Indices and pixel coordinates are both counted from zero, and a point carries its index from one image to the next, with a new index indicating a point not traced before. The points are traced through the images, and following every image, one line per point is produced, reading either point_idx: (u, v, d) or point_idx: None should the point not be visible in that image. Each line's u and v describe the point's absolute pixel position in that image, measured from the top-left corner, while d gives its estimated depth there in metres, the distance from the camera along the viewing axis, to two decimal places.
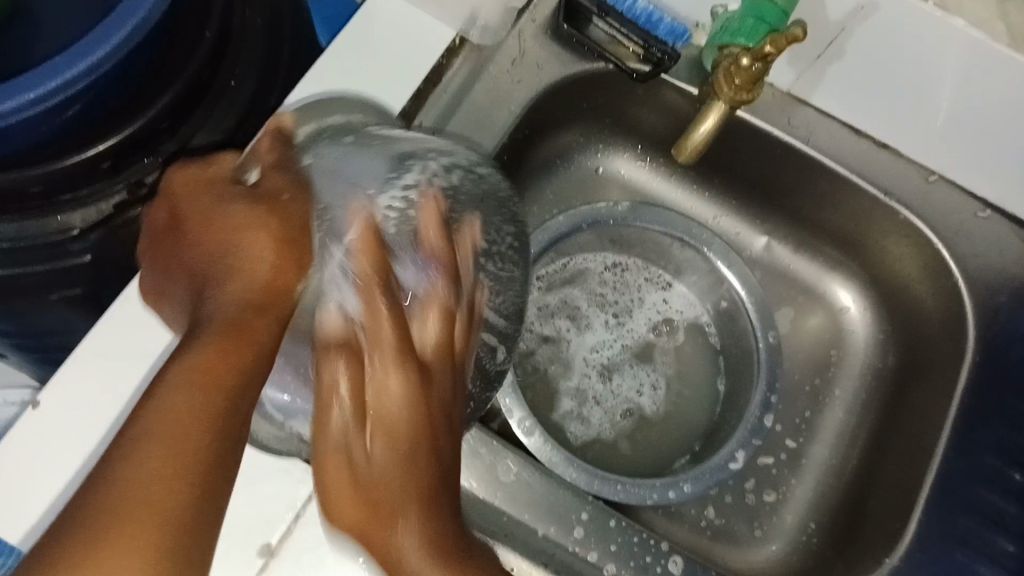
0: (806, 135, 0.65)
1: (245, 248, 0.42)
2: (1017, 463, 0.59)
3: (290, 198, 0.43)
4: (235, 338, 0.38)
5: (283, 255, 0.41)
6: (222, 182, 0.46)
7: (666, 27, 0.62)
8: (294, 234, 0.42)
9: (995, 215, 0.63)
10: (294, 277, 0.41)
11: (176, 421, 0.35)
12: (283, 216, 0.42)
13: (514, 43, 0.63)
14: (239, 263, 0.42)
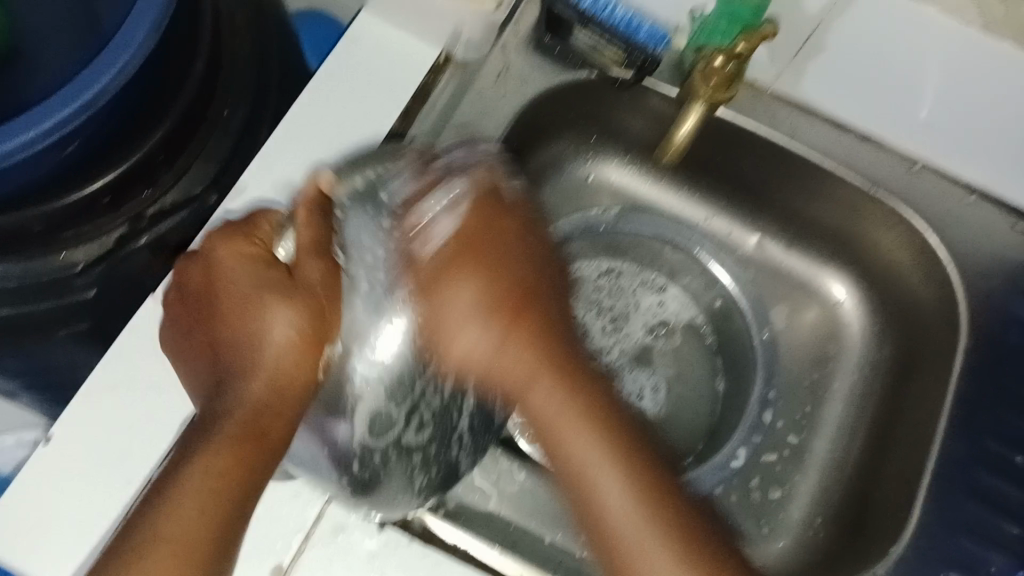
0: (791, 132, 0.66)
1: (272, 345, 0.43)
2: (1019, 446, 0.60)
3: (326, 299, 0.43)
4: (249, 442, 0.43)
5: (305, 359, 0.43)
6: (262, 257, 0.45)
7: (646, 33, 0.62)
8: (321, 334, 0.43)
9: (981, 200, 0.66)
10: (312, 373, 0.44)
11: (201, 508, 0.42)
12: (317, 315, 0.43)
13: (499, 56, 0.63)
14: (262, 362, 0.44)
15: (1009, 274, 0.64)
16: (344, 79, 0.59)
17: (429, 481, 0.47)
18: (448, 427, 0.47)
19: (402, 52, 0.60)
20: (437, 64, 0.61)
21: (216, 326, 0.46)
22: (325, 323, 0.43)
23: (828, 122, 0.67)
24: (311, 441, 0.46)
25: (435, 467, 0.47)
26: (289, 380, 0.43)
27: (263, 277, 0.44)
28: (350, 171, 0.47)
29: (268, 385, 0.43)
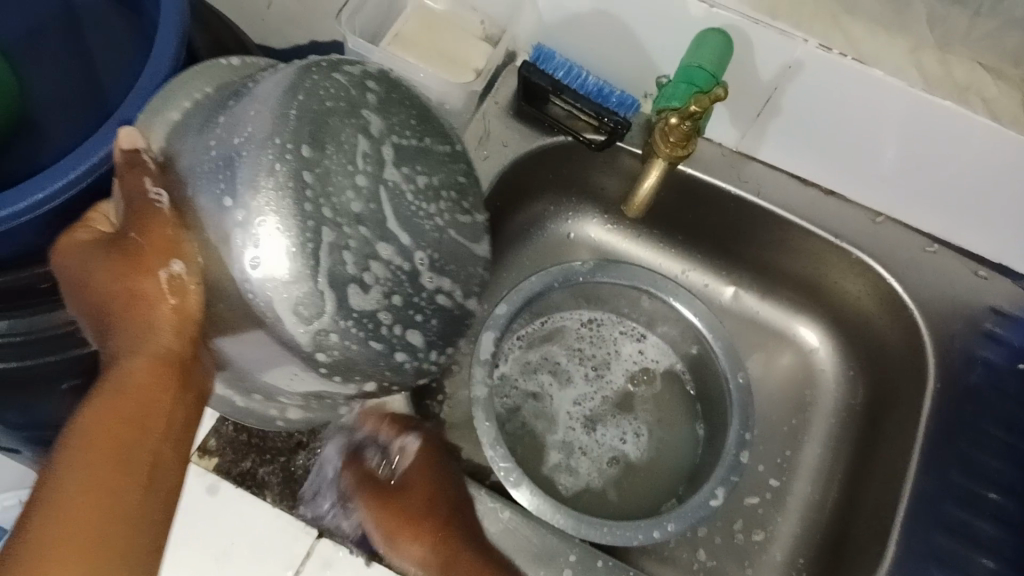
0: (756, 188, 0.70)
1: (141, 289, 0.46)
2: (990, 483, 0.63)
3: (164, 228, 0.44)
4: (153, 382, 0.46)
5: (174, 288, 0.45)
6: (96, 236, 0.48)
7: (616, 99, 0.68)
8: (178, 247, 0.45)
9: (942, 249, 0.70)
10: (190, 300, 0.46)
11: (92, 473, 0.43)
12: (159, 244, 0.44)
13: (479, 124, 0.69)
14: (140, 322, 0.46)
15: (969, 319, 0.68)
16: None
17: (427, 273, 0.48)
18: (397, 273, 0.47)
19: None
20: None
21: (101, 315, 0.48)
22: (163, 243, 0.44)
23: (790, 177, 0.71)
24: (268, 353, 0.47)
25: (415, 248, 0.48)
26: (172, 315, 0.46)
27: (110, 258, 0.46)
28: (160, 114, 0.48)
29: (163, 330, 0.46)
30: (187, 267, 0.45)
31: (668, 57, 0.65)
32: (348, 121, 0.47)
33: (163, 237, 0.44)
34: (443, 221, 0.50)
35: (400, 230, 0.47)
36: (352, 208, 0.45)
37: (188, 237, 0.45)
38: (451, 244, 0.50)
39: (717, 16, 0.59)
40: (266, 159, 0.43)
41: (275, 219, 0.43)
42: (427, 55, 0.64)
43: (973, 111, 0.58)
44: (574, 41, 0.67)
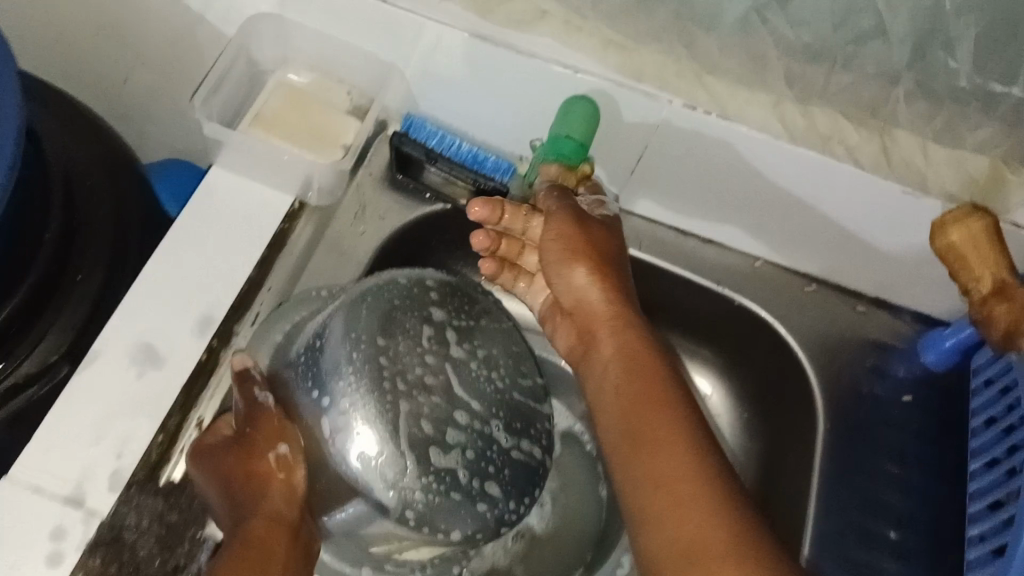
0: (636, 242, 0.71)
1: (261, 465, 0.49)
2: (890, 520, 0.63)
3: (280, 422, 0.51)
4: (268, 532, 0.47)
5: (280, 464, 0.50)
6: (203, 441, 0.53)
7: (491, 165, 0.67)
8: (279, 427, 0.51)
9: (821, 288, 0.71)
10: (294, 473, 0.50)
11: None
12: (281, 433, 0.51)
13: (353, 198, 0.66)
14: (261, 487, 0.49)
15: (852, 356, 0.69)
16: (195, 234, 0.60)
17: (501, 437, 0.53)
18: (488, 440, 0.53)
19: (256, 201, 0.62)
20: (292, 211, 0.63)
21: (231, 492, 0.49)
22: (276, 430, 0.51)
23: (670, 228, 0.71)
24: (366, 521, 0.51)
25: (488, 416, 0.53)
26: (281, 482, 0.49)
27: (231, 448, 0.50)
28: (259, 344, 0.58)
29: (274, 499, 0.48)
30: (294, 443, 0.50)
31: (539, 121, 0.65)
32: (409, 317, 0.54)
33: (270, 426, 0.51)
34: (511, 393, 0.55)
35: (467, 397, 0.53)
36: (422, 382, 0.52)
37: (292, 426, 0.51)
38: (514, 410, 0.54)
39: (583, 80, 0.59)
40: (345, 358, 0.52)
41: (365, 418, 0.50)
42: (292, 133, 0.61)
43: (836, 158, 0.59)
44: (440, 111, 0.67)
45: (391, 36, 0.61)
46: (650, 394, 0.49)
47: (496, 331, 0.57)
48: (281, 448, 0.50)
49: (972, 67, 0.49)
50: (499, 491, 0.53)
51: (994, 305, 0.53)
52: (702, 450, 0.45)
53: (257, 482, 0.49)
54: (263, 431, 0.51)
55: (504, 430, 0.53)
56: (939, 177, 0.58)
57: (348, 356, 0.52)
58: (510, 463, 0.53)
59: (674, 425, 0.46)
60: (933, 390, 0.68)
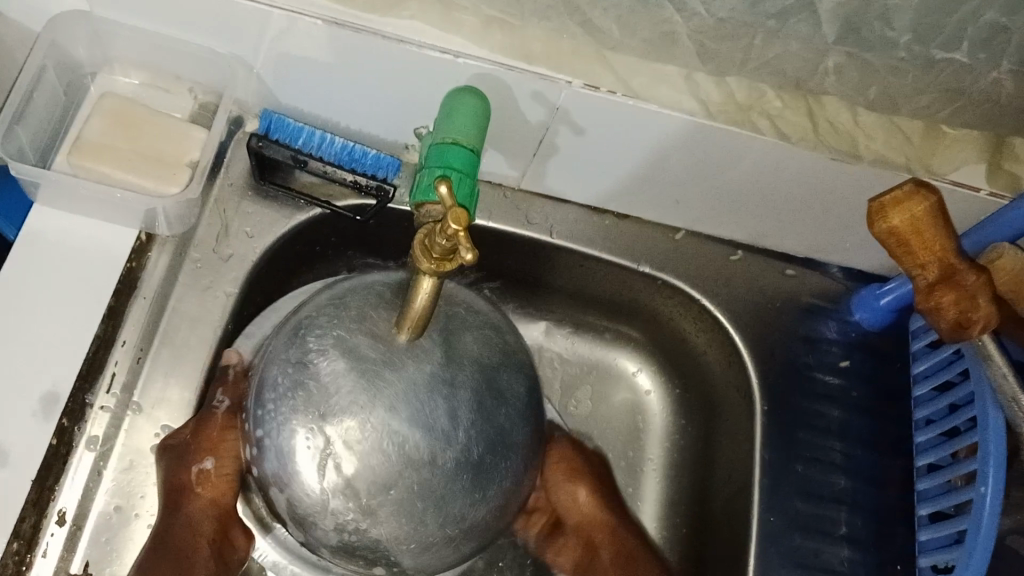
0: (547, 227, 0.63)
1: (198, 478, 0.50)
2: (830, 502, 0.60)
3: (230, 437, 0.50)
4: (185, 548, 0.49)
5: (219, 477, 0.51)
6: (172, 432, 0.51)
7: (371, 160, 0.58)
8: (223, 444, 0.50)
9: (747, 254, 0.66)
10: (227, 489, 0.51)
11: None
12: (224, 445, 0.50)
13: (213, 217, 0.57)
14: (195, 496, 0.50)
15: (784, 326, 0.65)
16: (21, 288, 0.50)
17: (458, 473, 0.46)
18: (440, 475, 0.45)
19: (94, 242, 0.53)
20: (140, 245, 0.54)
21: (171, 497, 0.50)
22: (211, 444, 0.50)
23: (581, 206, 0.64)
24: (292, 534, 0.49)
25: (441, 452, 0.45)
26: (204, 493, 0.51)
27: (180, 447, 0.50)
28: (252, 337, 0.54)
29: (202, 508, 0.50)
30: (218, 462, 0.51)
31: (419, 111, 0.56)
32: (355, 328, 0.46)
33: (220, 441, 0.50)
34: (479, 416, 0.46)
35: (420, 428, 0.45)
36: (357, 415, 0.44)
37: (233, 442, 0.51)
38: (479, 436, 0.46)
39: (465, 66, 0.50)
40: (299, 374, 0.46)
41: (307, 439, 0.45)
42: (124, 158, 0.51)
43: (756, 131, 0.53)
44: (304, 102, 0.56)
45: (233, 28, 0.50)
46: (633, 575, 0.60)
47: (469, 328, 0.48)
48: (213, 461, 0.50)
49: (911, 36, 0.43)
50: (462, 518, 0.47)
51: (941, 293, 0.48)
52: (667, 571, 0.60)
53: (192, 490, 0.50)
54: (199, 443, 0.50)
55: (463, 465, 0.46)
56: (872, 142, 0.53)
57: (304, 371, 0.46)
58: (469, 495, 0.47)
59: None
60: (867, 352, 0.65)
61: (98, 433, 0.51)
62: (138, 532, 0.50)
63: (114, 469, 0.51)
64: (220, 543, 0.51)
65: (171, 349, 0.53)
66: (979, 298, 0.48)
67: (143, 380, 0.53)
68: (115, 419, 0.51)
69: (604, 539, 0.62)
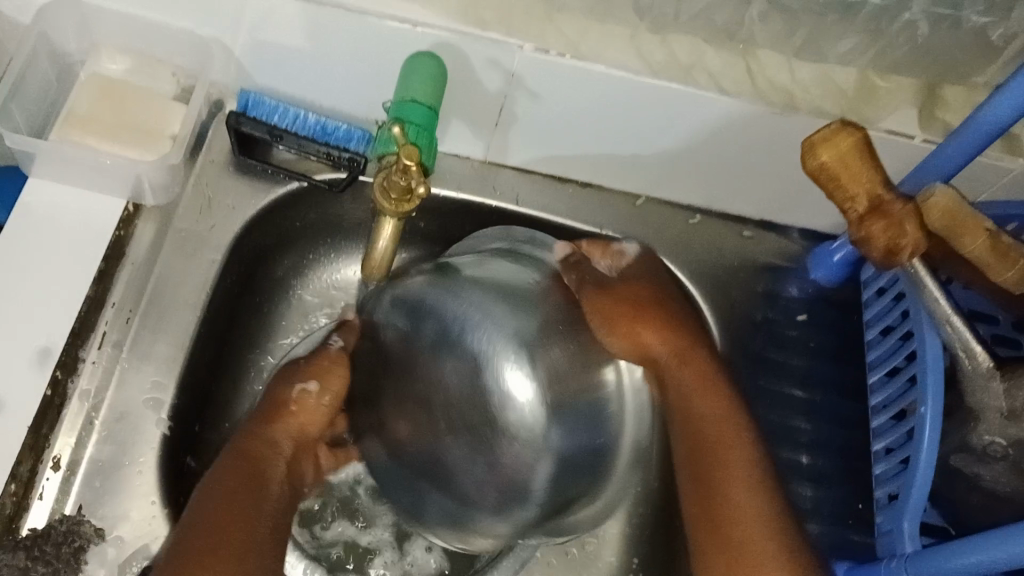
0: (513, 196, 0.67)
1: (322, 391, 0.56)
2: (793, 446, 0.63)
3: (333, 365, 0.57)
4: (251, 457, 0.51)
5: (324, 393, 0.56)
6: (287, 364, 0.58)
7: (342, 133, 0.61)
8: (330, 372, 0.56)
9: (706, 217, 0.69)
10: (320, 419, 0.56)
11: (223, 504, 0.48)
12: (332, 373, 0.56)
13: (196, 190, 0.61)
14: (287, 414, 0.54)
15: (744, 283, 0.68)
16: (17, 253, 0.54)
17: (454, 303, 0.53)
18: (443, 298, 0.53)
19: (84, 212, 0.57)
20: (128, 215, 0.58)
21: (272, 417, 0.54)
22: (321, 369, 0.56)
23: (544, 176, 0.68)
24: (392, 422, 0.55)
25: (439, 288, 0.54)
26: (297, 415, 0.55)
27: (296, 367, 0.57)
28: None
29: (295, 424, 0.54)
30: (322, 386, 0.56)
31: (383, 85, 0.59)
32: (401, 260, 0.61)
33: (324, 368, 0.56)
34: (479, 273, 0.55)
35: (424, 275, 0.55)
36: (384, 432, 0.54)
37: (337, 371, 0.56)
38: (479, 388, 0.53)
39: (423, 35, 0.54)
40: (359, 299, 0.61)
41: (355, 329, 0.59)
42: (110, 132, 0.55)
43: (698, 88, 0.56)
44: (280, 82, 0.60)
45: (207, 9, 0.54)
46: (730, 435, 0.52)
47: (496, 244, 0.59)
48: (312, 386, 0.55)
49: None
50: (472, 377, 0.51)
51: (871, 223, 0.51)
52: (759, 478, 0.51)
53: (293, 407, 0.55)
54: (308, 368, 0.56)
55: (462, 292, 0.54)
56: (807, 93, 0.56)
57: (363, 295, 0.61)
58: (593, 415, 0.53)
59: (754, 532, 0.49)
60: (826, 306, 0.68)
61: (90, 386, 0.54)
62: (130, 478, 0.52)
63: (104, 419, 0.54)
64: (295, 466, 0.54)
65: (157, 312, 0.57)
66: (906, 225, 0.51)
67: (132, 340, 0.56)
68: (106, 373, 0.55)
69: (649, 302, 0.56)
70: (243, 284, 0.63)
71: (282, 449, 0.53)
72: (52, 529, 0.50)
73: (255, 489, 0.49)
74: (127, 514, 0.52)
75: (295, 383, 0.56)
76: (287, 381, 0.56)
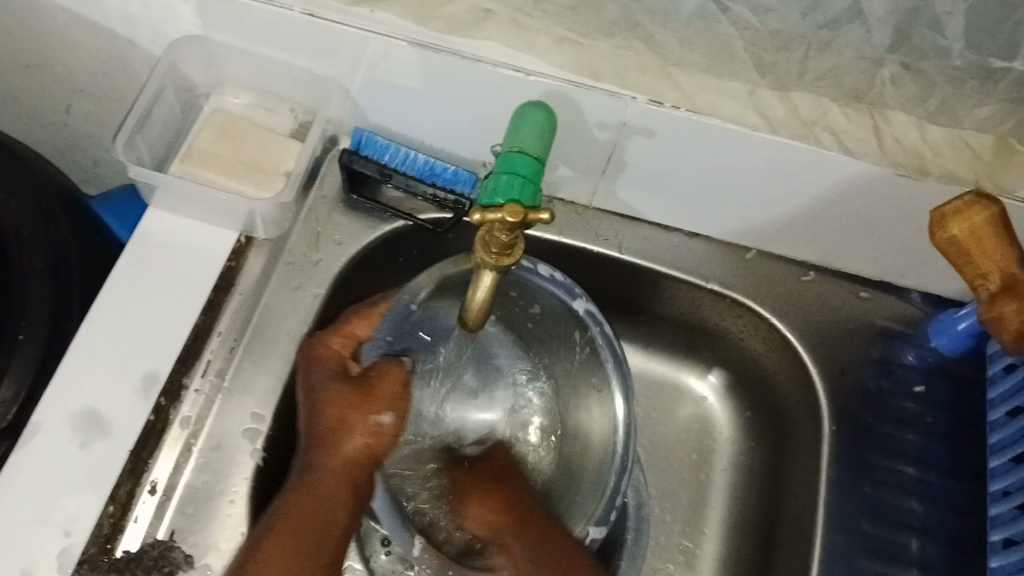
0: (617, 243, 0.66)
1: (369, 420, 0.50)
2: (902, 529, 0.59)
3: (394, 395, 0.50)
4: (317, 497, 0.50)
5: (390, 423, 0.51)
6: (343, 374, 0.52)
7: (450, 175, 0.61)
8: (392, 397, 0.50)
9: (818, 275, 0.66)
10: (389, 440, 0.51)
11: (285, 559, 0.48)
12: (382, 399, 0.50)
13: (305, 224, 0.62)
14: (335, 434, 0.51)
15: (859, 348, 0.64)
16: (134, 279, 0.57)
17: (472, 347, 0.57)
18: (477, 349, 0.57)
19: (199, 242, 0.59)
20: (240, 247, 0.60)
21: (329, 443, 0.51)
22: (390, 395, 0.50)
23: (651, 225, 0.66)
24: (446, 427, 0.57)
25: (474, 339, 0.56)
26: (365, 438, 0.50)
27: (346, 386, 0.51)
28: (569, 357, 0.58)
29: (344, 454, 0.50)
30: (393, 418, 0.50)
31: (490, 125, 0.59)
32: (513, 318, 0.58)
33: (388, 391, 0.50)
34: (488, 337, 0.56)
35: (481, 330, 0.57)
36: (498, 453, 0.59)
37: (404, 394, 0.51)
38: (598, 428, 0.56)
39: (536, 83, 0.53)
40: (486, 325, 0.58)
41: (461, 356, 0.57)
42: (226, 166, 0.57)
43: (820, 145, 0.53)
44: (392, 121, 0.61)
45: (330, 52, 0.55)
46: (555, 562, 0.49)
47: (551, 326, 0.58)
48: (382, 416, 0.50)
49: (964, 44, 0.44)
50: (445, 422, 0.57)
51: (1002, 304, 0.48)
52: None
53: (347, 427, 0.50)
54: (371, 394, 0.50)
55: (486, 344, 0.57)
56: (939, 159, 0.52)
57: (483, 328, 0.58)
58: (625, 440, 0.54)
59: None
60: (947, 378, 0.64)
61: (191, 414, 0.56)
62: (221, 507, 0.54)
63: (202, 445, 0.55)
64: (370, 487, 0.52)
65: (261, 342, 0.58)
66: None
67: (235, 368, 0.57)
68: (207, 401, 0.56)
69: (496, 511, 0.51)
70: None
71: (354, 466, 0.50)
72: (144, 555, 0.51)
73: (324, 532, 0.50)
74: (217, 543, 0.53)
75: (369, 413, 0.50)
76: (349, 408, 0.50)
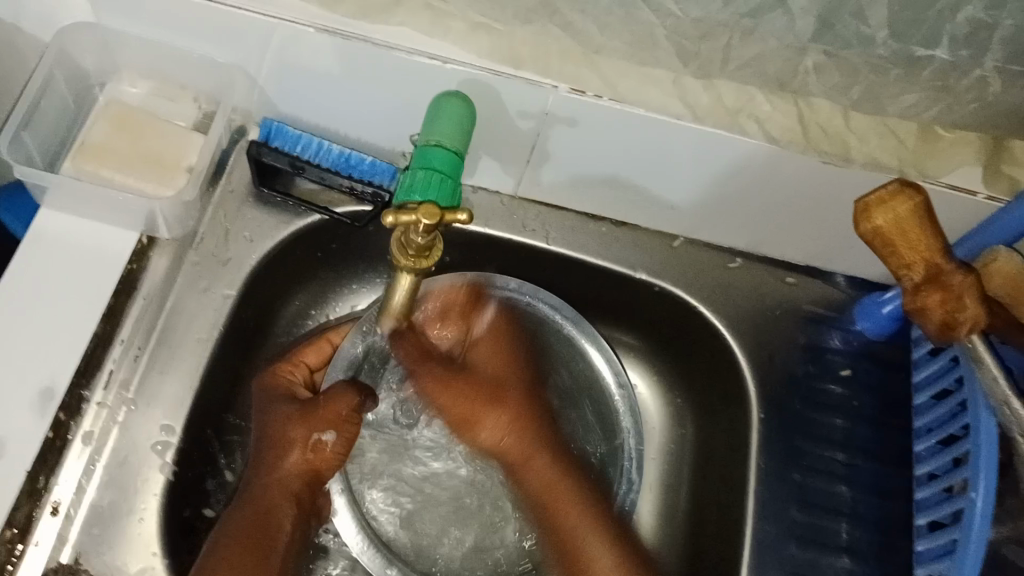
0: (544, 233, 0.64)
1: (314, 437, 0.54)
2: (829, 515, 0.59)
3: (346, 416, 0.54)
4: (258, 518, 0.53)
5: (341, 436, 0.54)
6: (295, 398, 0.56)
7: (367, 167, 0.58)
8: (343, 418, 0.54)
9: (746, 262, 0.66)
10: (338, 458, 0.55)
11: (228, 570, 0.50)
12: (330, 417, 0.54)
13: (212, 222, 0.59)
14: (279, 452, 0.54)
15: (786, 334, 0.64)
16: (26, 285, 0.52)
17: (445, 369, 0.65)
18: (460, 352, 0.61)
19: (97, 245, 0.54)
20: (142, 247, 0.56)
21: (271, 463, 0.54)
22: (334, 418, 0.54)
23: (577, 214, 0.64)
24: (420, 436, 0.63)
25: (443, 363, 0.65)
26: (311, 457, 0.54)
27: (290, 408, 0.55)
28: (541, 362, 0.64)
29: (287, 473, 0.54)
30: (338, 437, 0.54)
31: (406, 114, 0.56)
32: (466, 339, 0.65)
33: (333, 413, 0.54)
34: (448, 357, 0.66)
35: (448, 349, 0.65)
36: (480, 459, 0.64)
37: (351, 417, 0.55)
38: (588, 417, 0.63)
39: (453, 71, 0.51)
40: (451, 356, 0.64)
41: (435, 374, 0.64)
42: (125, 163, 0.53)
43: (744, 134, 0.52)
44: (303, 109, 0.57)
45: (233, 39, 0.52)
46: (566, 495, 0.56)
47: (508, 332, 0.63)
48: (328, 434, 0.54)
49: (889, 32, 0.43)
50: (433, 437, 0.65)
51: (927, 294, 0.48)
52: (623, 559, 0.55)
53: (288, 446, 0.54)
54: (317, 413, 0.54)
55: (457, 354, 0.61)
56: (864, 146, 0.52)
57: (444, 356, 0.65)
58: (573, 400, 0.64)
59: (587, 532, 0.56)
60: (871, 362, 0.64)
61: (93, 429, 0.53)
62: (130, 526, 0.51)
63: (106, 462, 0.52)
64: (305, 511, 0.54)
65: (167, 349, 0.55)
66: (966, 297, 0.47)
67: (140, 378, 0.54)
68: (110, 415, 0.53)
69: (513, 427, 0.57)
70: (257, 320, 0.61)
71: (294, 480, 0.54)
72: None
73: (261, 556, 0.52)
74: (126, 564, 0.50)
75: (312, 430, 0.54)
76: (296, 425, 0.54)
